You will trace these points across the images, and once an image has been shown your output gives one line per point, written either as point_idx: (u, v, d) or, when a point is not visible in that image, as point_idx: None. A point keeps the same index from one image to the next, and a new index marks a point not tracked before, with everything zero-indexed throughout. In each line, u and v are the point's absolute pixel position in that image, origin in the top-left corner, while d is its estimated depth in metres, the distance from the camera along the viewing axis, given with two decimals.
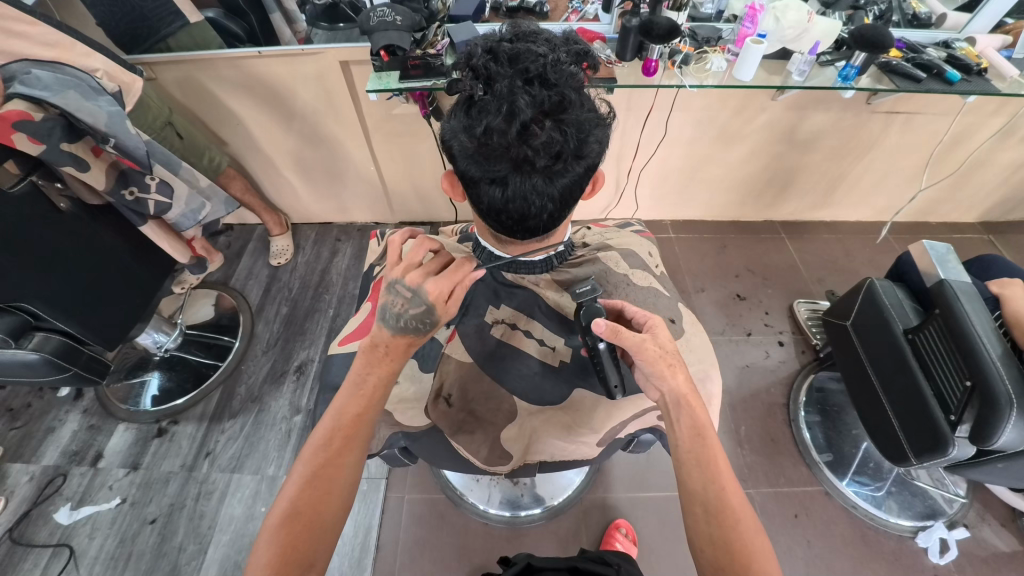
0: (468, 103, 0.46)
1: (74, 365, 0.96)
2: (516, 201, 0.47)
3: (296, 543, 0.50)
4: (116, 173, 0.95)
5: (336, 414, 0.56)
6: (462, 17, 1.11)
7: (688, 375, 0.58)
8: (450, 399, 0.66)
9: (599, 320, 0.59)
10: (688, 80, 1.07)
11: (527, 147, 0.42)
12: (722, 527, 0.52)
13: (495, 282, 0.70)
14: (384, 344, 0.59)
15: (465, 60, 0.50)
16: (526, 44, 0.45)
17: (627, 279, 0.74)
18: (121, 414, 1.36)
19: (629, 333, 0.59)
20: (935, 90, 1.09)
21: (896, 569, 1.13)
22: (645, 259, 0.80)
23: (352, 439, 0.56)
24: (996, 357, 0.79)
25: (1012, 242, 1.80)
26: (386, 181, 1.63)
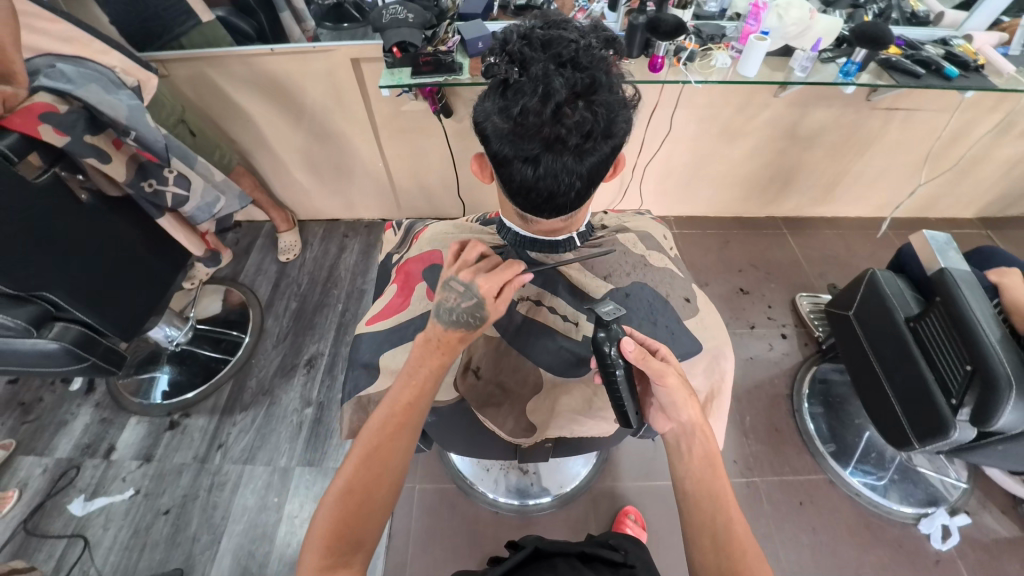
0: (500, 86, 0.47)
1: (92, 354, 0.97)
2: (546, 181, 0.49)
3: (347, 521, 0.50)
4: (135, 165, 0.97)
5: (389, 403, 0.56)
6: (472, 14, 1.13)
7: (701, 409, 0.58)
8: (479, 372, 0.66)
9: (627, 341, 0.56)
10: (694, 76, 1.09)
11: (557, 130, 0.44)
12: (732, 562, 0.50)
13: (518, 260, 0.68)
14: (435, 338, 0.59)
15: (494, 48, 0.52)
16: (555, 31, 0.47)
17: (644, 261, 0.73)
18: (133, 408, 1.37)
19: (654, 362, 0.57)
20: (934, 85, 1.12)
21: (899, 555, 1.16)
22: (660, 242, 0.80)
23: (404, 425, 0.55)
24: (996, 341, 0.82)
25: (1009, 237, 1.84)
26: (394, 177, 1.65)
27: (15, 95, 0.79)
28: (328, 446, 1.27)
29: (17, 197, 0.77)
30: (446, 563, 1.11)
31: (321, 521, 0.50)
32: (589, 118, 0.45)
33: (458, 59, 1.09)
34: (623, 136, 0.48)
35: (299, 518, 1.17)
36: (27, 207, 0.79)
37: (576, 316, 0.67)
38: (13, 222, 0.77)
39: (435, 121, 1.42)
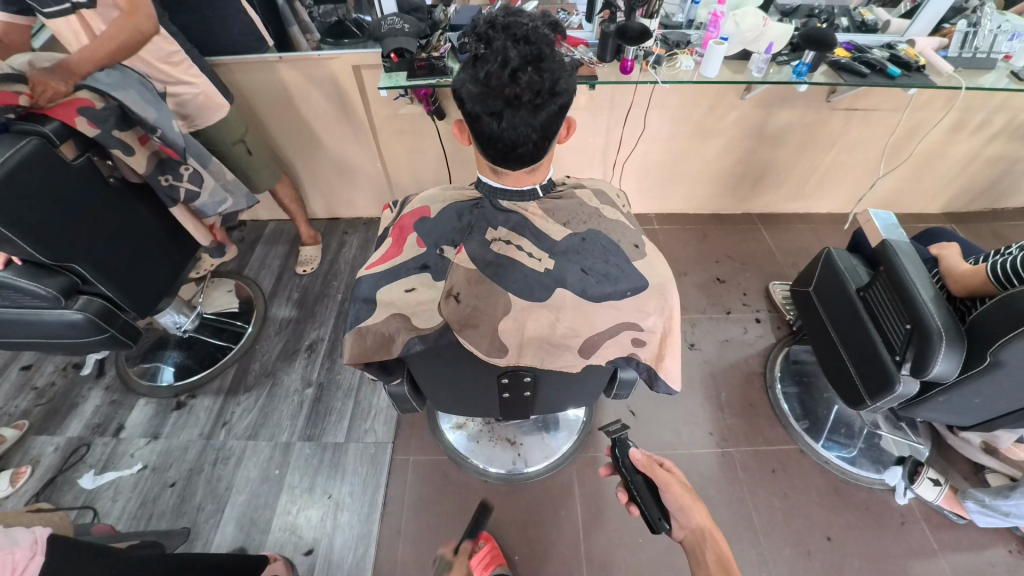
0: (472, 60, 0.57)
1: (111, 327, 1.06)
2: (509, 135, 0.57)
3: None
4: (155, 160, 1.06)
5: None
6: (461, 25, 1.27)
7: (706, 513, 0.76)
8: (462, 298, 0.59)
9: (636, 451, 0.83)
10: (661, 77, 1.21)
11: (515, 90, 0.54)
12: None
13: (486, 207, 0.66)
14: None
15: (468, 34, 0.63)
16: (516, 15, 0.57)
17: (599, 212, 0.69)
18: (142, 390, 1.45)
19: (660, 468, 0.81)
20: (879, 83, 1.24)
21: (867, 516, 1.23)
22: (614, 199, 0.75)
23: None
24: (928, 299, 0.91)
25: (972, 229, 1.95)
26: (391, 177, 1.76)
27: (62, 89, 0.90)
28: (328, 422, 1.35)
29: (55, 175, 0.87)
30: (437, 527, 1.18)
31: None
32: (539, 79, 0.54)
33: (450, 63, 1.22)
34: (569, 96, 0.58)
35: (299, 488, 1.24)
36: (64, 186, 0.89)
37: (541, 254, 0.62)
38: (55, 198, 0.87)
39: (429, 123, 1.54)
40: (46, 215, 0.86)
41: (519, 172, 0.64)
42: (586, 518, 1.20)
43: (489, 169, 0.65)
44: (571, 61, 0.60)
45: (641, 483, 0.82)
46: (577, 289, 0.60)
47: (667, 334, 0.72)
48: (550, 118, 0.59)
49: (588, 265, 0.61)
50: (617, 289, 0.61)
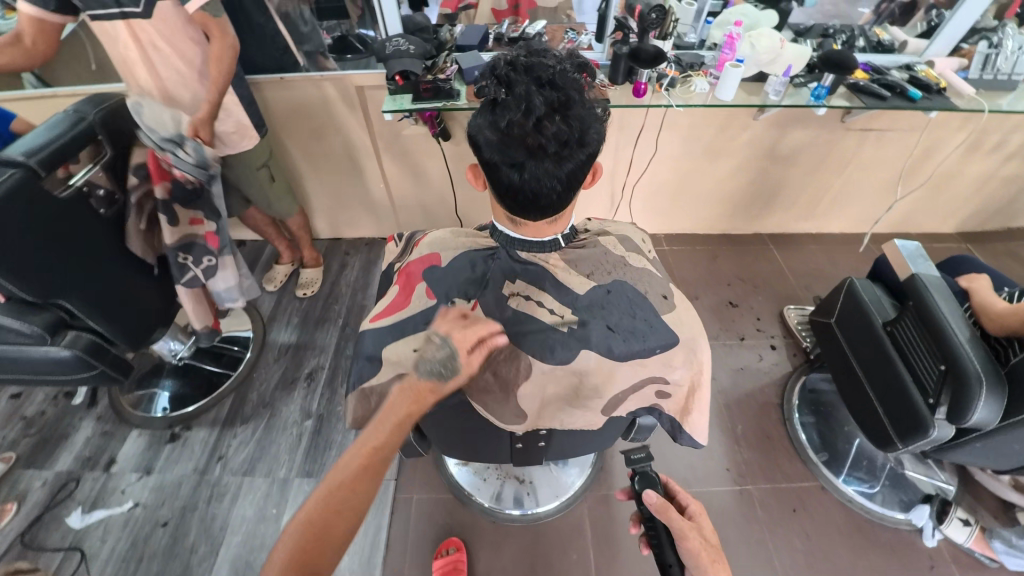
0: (491, 103, 0.53)
1: (101, 363, 1.01)
2: (531, 185, 0.53)
3: (313, 546, 0.47)
4: (186, 240, 1.10)
5: (355, 446, 0.50)
6: (468, 46, 1.24)
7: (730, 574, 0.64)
8: (474, 362, 0.56)
9: (649, 492, 0.71)
10: (674, 100, 1.17)
11: (539, 139, 0.50)
12: None
13: (501, 257, 0.62)
14: (413, 390, 0.51)
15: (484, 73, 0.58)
16: (539, 56, 0.53)
17: (624, 260, 0.63)
18: (135, 420, 1.40)
19: (675, 513, 0.69)
20: (900, 106, 1.20)
21: (894, 560, 1.17)
22: (639, 244, 0.70)
23: (368, 470, 0.49)
24: (964, 341, 0.87)
25: (988, 250, 1.89)
26: (395, 198, 1.72)
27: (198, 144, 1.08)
28: (328, 457, 1.30)
29: (43, 208, 0.82)
30: None
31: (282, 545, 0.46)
32: (566, 130, 0.50)
33: (456, 86, 1.18)
34: (597, 144, 0.53)
35: None
36: (52, 219, 0.84)
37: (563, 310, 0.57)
38: (40, 232, 0.82)
39: (434, 144, 1.50)
40: (29, 251, 0.81)
41: (538, 222, 0.59)
42: (598, 562, 1.13)
43: (506, 218, 0.61)
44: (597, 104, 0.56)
45: (661, 532, 0.71)
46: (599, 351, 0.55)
47: (693, 386, 0.68)
48: (575, 168, 0.55)
49: (614, 322, 0.56)
50: (639, 346, 0.56)
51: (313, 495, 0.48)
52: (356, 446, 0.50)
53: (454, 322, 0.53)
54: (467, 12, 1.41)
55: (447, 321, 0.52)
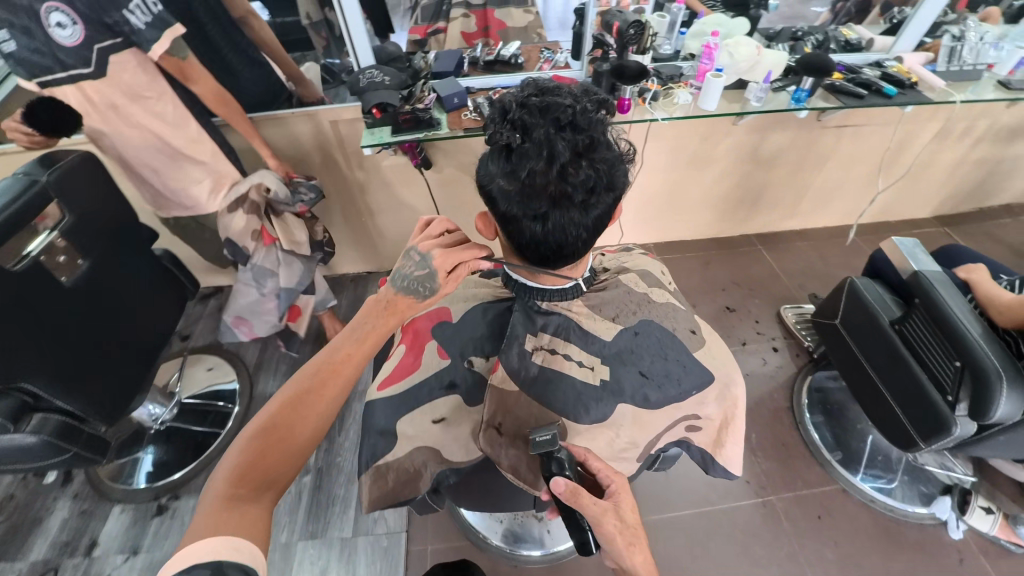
0: (508, 152, 0.51)
1: (74, 445, 0.93)
2: (555, 234, 0.54)
3: (270, 448, 0.52)
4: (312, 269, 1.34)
5: (325, 355, 0.59)
6: (444, 73, 1.20)
7: (649, 555, 0.52)
8: (502, 427, 0.57)
9: (556, 480, 0.51)
10: (659, 114, 1.16)
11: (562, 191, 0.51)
12: None
13: (526, 309, 0.63)
14: (386, 299, 0.65)
15: (495, 115, 0.58)
16: (552, 96, 0.52)
17: (648, 297, 0.66)
18: (117, 495, 1.29)
19: (587, 495, 0.52)
20: (877, 104, 1.21)
21: (925, 559, 1.15)
22: (660, 276, 0.73)
23: (333, 378, 0.58)
24: (978, 337, 0.86)
25: (967, 232, 1.94)
26: (378, 232, 1.67)
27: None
28: (332, 514, 1.21)
29: None
30: None
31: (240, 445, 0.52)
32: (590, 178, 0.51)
33: (437, 114, 1.13)
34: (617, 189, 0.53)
35: None
36: (7, 297, 0.76)
37: (591, 359, 0.59)
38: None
39: (416, 174, 1.46)
40: None
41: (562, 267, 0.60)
42: None
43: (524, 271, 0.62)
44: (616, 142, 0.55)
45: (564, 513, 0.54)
46: (637, 401, 0.58)
47: (727, 418, 0.67)
48: (599, 212, 0.55)
49: (647, 368, 0.59)
50: (668, 394, 0.59)
51: (283, 392, 0.56)
52: (325, 352, 0.60)
53: (436, 241, 0.67)
54: (437, 38, 1.38)
55: (427, 239, 0.66)
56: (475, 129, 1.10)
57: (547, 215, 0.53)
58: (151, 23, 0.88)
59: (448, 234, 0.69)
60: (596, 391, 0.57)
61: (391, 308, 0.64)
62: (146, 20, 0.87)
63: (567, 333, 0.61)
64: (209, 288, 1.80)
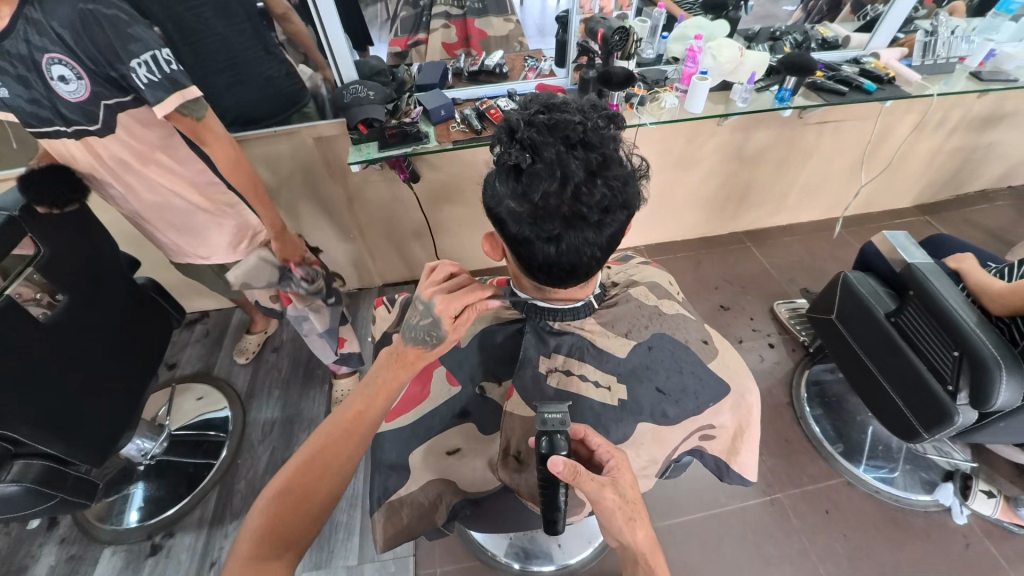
0: (521, 180, 0.55)
1: (60, 491, 0.89)
2: (568, 254, 0.59)
3: (288, 511, 0.53)
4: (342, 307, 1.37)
5: (339, 411, 0.60)
6: (429, 85, 1.18)
7: (647, 527, 0.56)
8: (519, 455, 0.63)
9: (556, 459, 0.51)
10: (647, 118, 1.16)
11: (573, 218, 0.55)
12: None
13: (540, 329, 0.68)
14: (396, 353, 0.64)
15: (502, 127, 0.61)
16: (561, 113, 0.57)
17: (659, 310, 0.73)
18: (106, 537, 1.23)
19: (585, 473, 0.53)
20: (859, 100, 1.23)
21: (933, 546, 1.16)
22: (668, 288, 0.81)
23: (349, 434, 0.58)
24: (974, 326, 0.86)
25: (946, 219, 1.99)
26: (368, 248, 1.65)
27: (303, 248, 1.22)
28: (335, 542, 1.18)
29: None
30: None
31: (258, 511, 0.53)
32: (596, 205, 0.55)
33: (424, 128, 1.12)
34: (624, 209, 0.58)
35: None
36: None
37: (608, 379, 0.64)
38: None
39: (405, 189, 1.45)
40: None
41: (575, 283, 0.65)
42: None
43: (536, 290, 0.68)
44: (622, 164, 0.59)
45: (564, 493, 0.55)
46: (657, 417, 0.64)
47: (741, 426, 0.71)
48: (610, 231, 0.59)
49: (662, 384, 0.65)
50: (685, 409, 0.65)
51: (299, 452, 0.56)
52: (340, 410, 0.60)
53: (440, 287, 0.65)
54: (418, 49, 1.37)
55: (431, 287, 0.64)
56: (464, 142, 1.08)
57: (561, 237, 0.58)
58: (157, 82, 0.79)
59: (453, 278, 0.68)
60: (616, 412, 0.62)
61: (403, 363, 0.64)
62: (148, 80, 0.78)
63: (582, 353, 0.66)
64: (195, 313, 1.75)
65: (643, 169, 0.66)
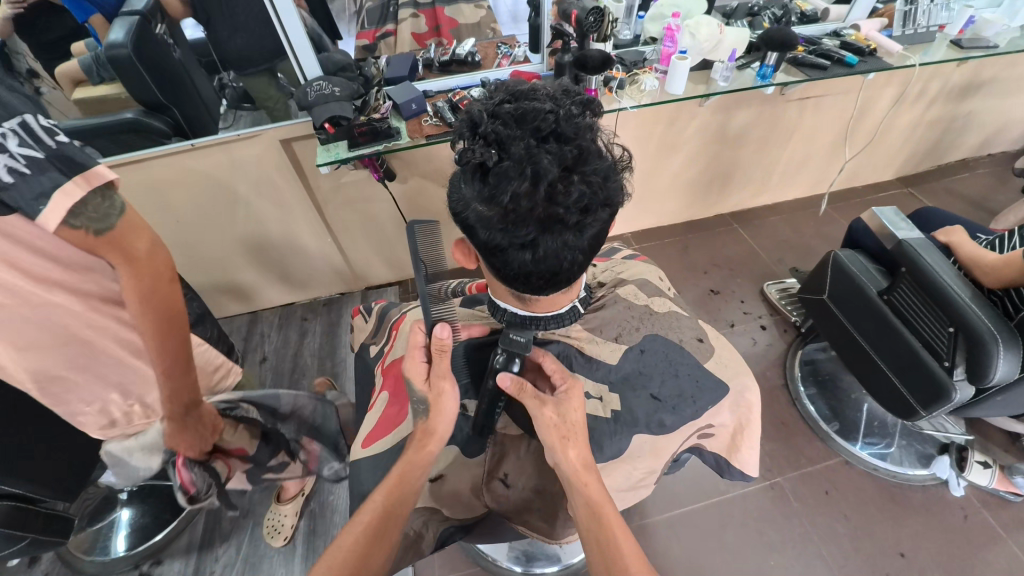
0: (492, 175, 0.51)
1: (30, 531, 0.83)
2: (550, 259, 0.55)
3: None
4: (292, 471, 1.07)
5: (376, 502, 0.58)
6: (398, 77, 1.12)
7: (581, 450, 0.58)
8: (507, 478, 0.68)
9: (503, 375, 0.60)
10: (626, 102, 1.12)
11: (553, 216, 0.52)
12: (598, 529, 0.55)
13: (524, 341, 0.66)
14: (417, 432, 0.63)
15: (465, 119, 0.58)
16: (528, 103, 0.54)
17: (649, 310, 0.74)
18: (90, 569, 1.18)
19: (532, 391, 0.60)
20: (841, 74, 1.20)
21: (933, 519, 1.16)
22: (658, 284, 0.81)
23: (386, 526, 0.57)
24: (969, 300, 0.84)
25: (928, 190, 1.98)
26: (347, 252, 1.59)
27: (218, 429, 0.83)
28: None
29: None
30: None
31: None
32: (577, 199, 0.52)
33: (395, 123, 1.06)
34: (605, 205, 0.55)
35: None
36: None
37: (600, 390, 0.66)
38: None
39: (381, 188, 1.39)
40: None
41: (558, 289, 0.61)
42: None
43: (514, 298, 0.64)
44: (604, 157, 0.55)
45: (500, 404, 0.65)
46: (654, 429, 0.66)
47: (741, 425, 0.72)
48: (594, 231, 0.56)
49: (657, 391, 0.66)
50: (683, 416, 0.66)
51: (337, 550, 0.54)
52: (379, 493, 0.59)
53: (421, 361, 0.64)
54: (386, 41, 1.31)
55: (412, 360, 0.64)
56: (438, 136, 1.03)
57: (539, 241, 0.54)
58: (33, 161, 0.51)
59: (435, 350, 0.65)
60: (610, 425, 0.65)
61: (418, 445, 0.62)
62: (23, 158, 0.51)
63: (569, 364, 0.67)
64: None
65: (626, 159, 0.62)
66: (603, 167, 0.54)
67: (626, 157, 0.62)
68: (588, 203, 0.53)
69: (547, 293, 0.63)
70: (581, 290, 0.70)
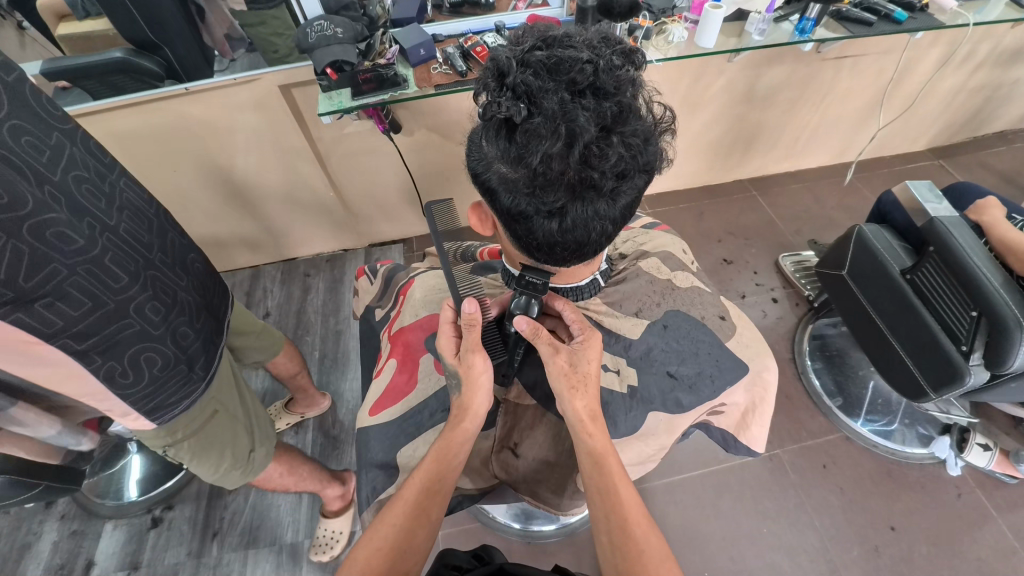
0: (515, 131, 0.47)
1: (43, 479, 0.83)
2: (574, 230, 0.52)
3: None
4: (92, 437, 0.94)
5: (414, 480, 0.57)
6: (405, 19, 1.01)
7: (589, 400, 0.57)
8: (516, 449, 0.68)
9: (520, 318, 0.56)
10: (652, 55, 1.03)
11: (580, 180, 0.48)
12: (602, 475, 0.55)
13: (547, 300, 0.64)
14: (454, 408, 0.61)
15: (490, 67, 0.52)
16: (564, 51, 0.48)
17: (671, 285, 0.71)
18: (105, 511, 1.17)
19: (547, 336, 0.58)
20: (886, 32, 1.10)
21: (927, 498, 1.17)
22: (682, 258, 0.79)
23: (425, 505, 0.56)
24: (998, 286, 0.80)
25: (960, 163, 1.89)
26: (350, 207, 1.54)
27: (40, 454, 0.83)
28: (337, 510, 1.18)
29: None
30: None
31: None
32: (610, 160, 0.48)
33: (400, 70, 0.97)
34: (636, 172, 0.51)
35: None
36: None
37: (618, 364, 0.65)
38: None
39: (385, 140, 1.33)
40: None
41: (580, 263, 0.58)
42: None
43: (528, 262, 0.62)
44: (642, 117, 0.50)
45: (520, 352, 0.63)
46: (670, 408, 0.65)
47: (753, 404, 0.72)
48: (625, 199, 0.52)
49: (674, 369, 0.65)
50: (699, 396, 0.65)
51: (381, 525, 0.54)
52: (420, 472, 0.58)
53: (449, 338, 0.62)
54: None
55: (444, 337, 0.62)
56: (448, 87, 0.95)
57: (564, 209, 0.50)
58: None
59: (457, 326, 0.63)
60: (625, 403, 0.64)
61: (453, 421, 0.60)
62: None
63: None
64: None
65: (665, 121, 0.56)
66: (639, 128, 0.50)
67: (665, 118, 0.57)
68: (619, 168, 0.49)
69: (571, 265, 0.60)
70: (602, 263, 0.69)
